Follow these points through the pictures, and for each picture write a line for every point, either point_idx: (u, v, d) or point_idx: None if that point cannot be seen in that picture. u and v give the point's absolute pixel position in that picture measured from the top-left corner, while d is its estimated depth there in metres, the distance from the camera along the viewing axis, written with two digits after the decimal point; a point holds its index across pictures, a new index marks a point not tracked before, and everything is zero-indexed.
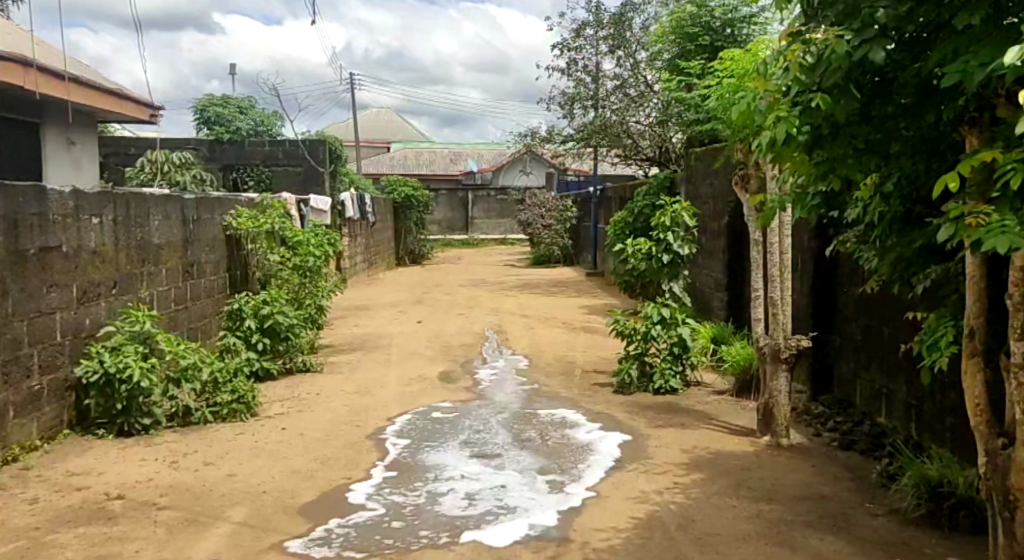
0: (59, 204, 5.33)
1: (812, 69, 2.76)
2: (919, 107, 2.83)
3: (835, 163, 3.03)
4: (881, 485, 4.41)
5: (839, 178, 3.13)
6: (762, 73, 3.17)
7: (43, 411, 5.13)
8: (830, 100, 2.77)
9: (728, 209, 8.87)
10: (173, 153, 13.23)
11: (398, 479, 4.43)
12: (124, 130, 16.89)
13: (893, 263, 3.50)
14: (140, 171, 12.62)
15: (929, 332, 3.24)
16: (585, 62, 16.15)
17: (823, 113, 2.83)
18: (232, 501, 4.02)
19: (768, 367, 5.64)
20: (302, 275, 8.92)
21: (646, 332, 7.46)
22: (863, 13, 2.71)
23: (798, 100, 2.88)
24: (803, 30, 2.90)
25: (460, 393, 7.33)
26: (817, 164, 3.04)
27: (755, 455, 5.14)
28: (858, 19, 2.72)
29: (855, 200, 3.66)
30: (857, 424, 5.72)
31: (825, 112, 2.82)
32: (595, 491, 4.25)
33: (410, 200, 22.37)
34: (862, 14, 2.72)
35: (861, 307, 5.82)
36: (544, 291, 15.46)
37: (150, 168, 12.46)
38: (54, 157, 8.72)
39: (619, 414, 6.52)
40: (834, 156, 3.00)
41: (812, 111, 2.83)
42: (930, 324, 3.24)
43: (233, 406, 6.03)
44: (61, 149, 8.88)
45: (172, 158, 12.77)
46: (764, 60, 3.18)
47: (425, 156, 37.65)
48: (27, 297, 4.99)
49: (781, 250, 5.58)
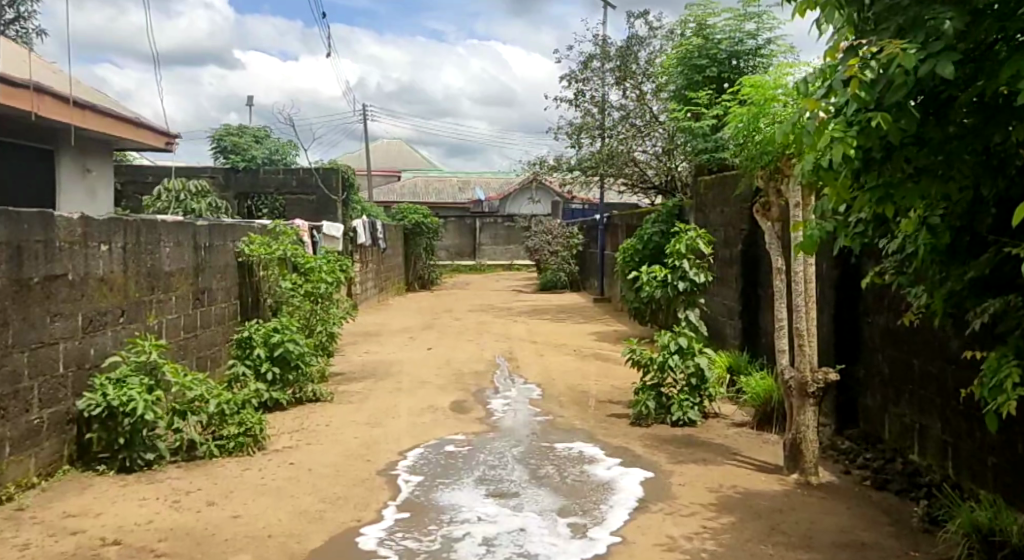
0: (66, 230, 5.16)
1: (871, 87, 2.66)
2: (985, 128, 2.73)
3: (890, 189, 2.89)
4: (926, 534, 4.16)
5: (892, 207, 2.99)
6: (806, 93, 3.07)
7: (42, 446, 4.93)
8: (891, 118, 2.64)
9: (741, 236, 8.66)
10: (190, 181, 13.11)
11: (410, 522, 4.21)
12: (138, 158, 16.83)
13: (944, 299, 3.31)
14: (157, 199, 12.50)
15: (989, 373, 3.01)
16: (593, 93, 16.02)
17: (881, 133, 2.72)
18: (235, 547, 3.80)
19: (795, 402, 5.40)
20: (313, 301, 8.72)
21: (664, 362, 7.21)
22: (927, 26, 2.62)
23: (853, 120, 2.77)
24: (860, 44, 2.79)
25: (473, 424, 7.10)
26: (870, 190, 2.97)
27: (786, 495, 4.89)
28: (922, 30, 2.63)
29: (899, 230, 3.52)
30: (889, 460, 5.46)
31: (882, 132, 2.71)
32: (620, 536, 4.02)
33: (421, 226, 22.26)
34: (926, 25, 2.63)
35: (889, 337, 5.58)
36: (553, 317, 15.25)
37: (166, 197, 12.35)
38: (69, 185, 8.62)
39: (637, 448, 6.27)
40: (890, 181, 2.88)
41: (870, 131, 2.72)
42: (990, 364, 3.01)
43: (240, 439, 5.82)
44: (77, 177, 8.77)
45: (189, 186, 12.64)
46: (808, 80, 3.08)
47: (434, 185, 37.63)
48: (29, 327, 4.80)
49: (806, 279, 5.38)
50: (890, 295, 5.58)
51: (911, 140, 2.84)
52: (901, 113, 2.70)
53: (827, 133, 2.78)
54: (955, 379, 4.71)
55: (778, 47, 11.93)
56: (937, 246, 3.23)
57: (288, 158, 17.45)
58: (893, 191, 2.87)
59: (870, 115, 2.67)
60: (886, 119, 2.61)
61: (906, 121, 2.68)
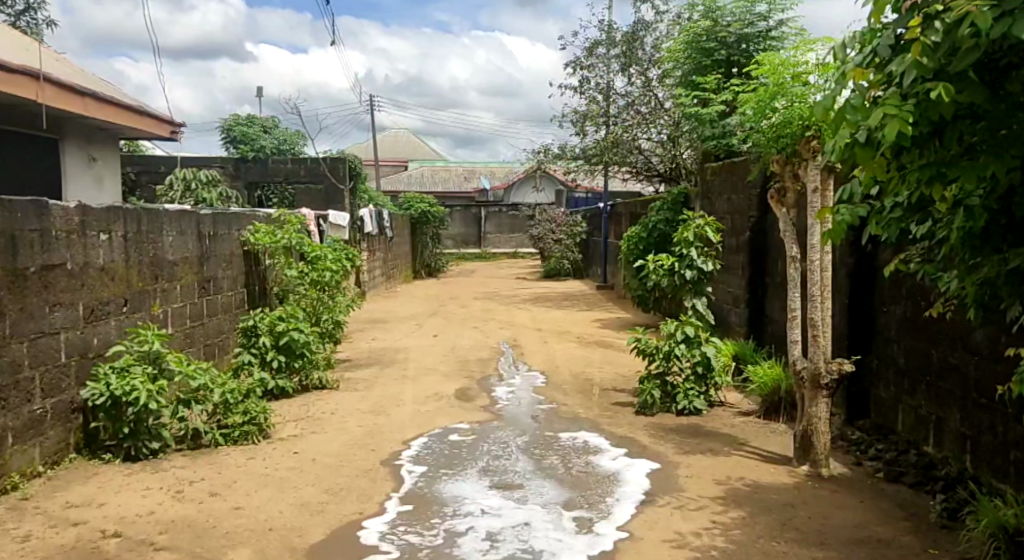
0: (63, 219, 5.09)
1: (935, 52, 2.68)
2: None
3: (942, 166, 2.88)
4: (953, 534, 4.06)
5: (939, 189, 2.99)
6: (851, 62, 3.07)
7: (46, 436, 4.87)
8: (951, 89, 2.64)
9: (749, 224, 8.53)
10: (201, 171, 13.04)
11: (414, 515, 4.15)
12: (150, 147, 16.80)
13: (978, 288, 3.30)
14: (168, 188, 12.46)
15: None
16: (597, 81, 15.88)
17: (938, 106, 2.73)
18: (236, 541, 3.74)
19: (807, 393, 5.33)
20: (319, 290, 8.73)
21: (669, 351, 7.16)
22: None
23: (909, 92, 2.77)
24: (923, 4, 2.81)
25: (477, 413, 7.02)
26: (920, 167, 2.92)
27: (798, 489, 4.81)
28: None
29: (933, 216, 3.51)
30: (902, 452, 5.40)
31: (941, 103, 2.71)
32: (628, 531, 3.95)
33: (427, 216, 22.12)
34: None
35: (906, 327, 5.51)
36: (557, 304, 15.18)
37: (178, 186, 12.34)
38: (77, 176, 8.58)
39: (644, 438, 6.19)
40: (941, 157, 2.88)
41: (927, 103, 2.72)
42: None
43: (246, 428, 5.74)
44: (84, 167, 8.73)
45: (200, 174, 12.56)
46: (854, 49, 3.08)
47: (440, 174, 37.54)
48: (27, 317, 4.74)
49: (823, 268, 5.28)
50: (908, 284, 5.52)
51: (965, 114, 2.85)
52: (961, 83, 2.71)
53: (880, 109, 2.76)
54: (980, 367, 4.70)
55: (790, 30, 11.74)
56: (973, 231, 3.23)
57: (296, 148, 17.34)
58: (945, 168, 2.87)
59: (930, 85, 2.67)
60: (950, 88, 2.61)
61: (968, 91, 2.69)
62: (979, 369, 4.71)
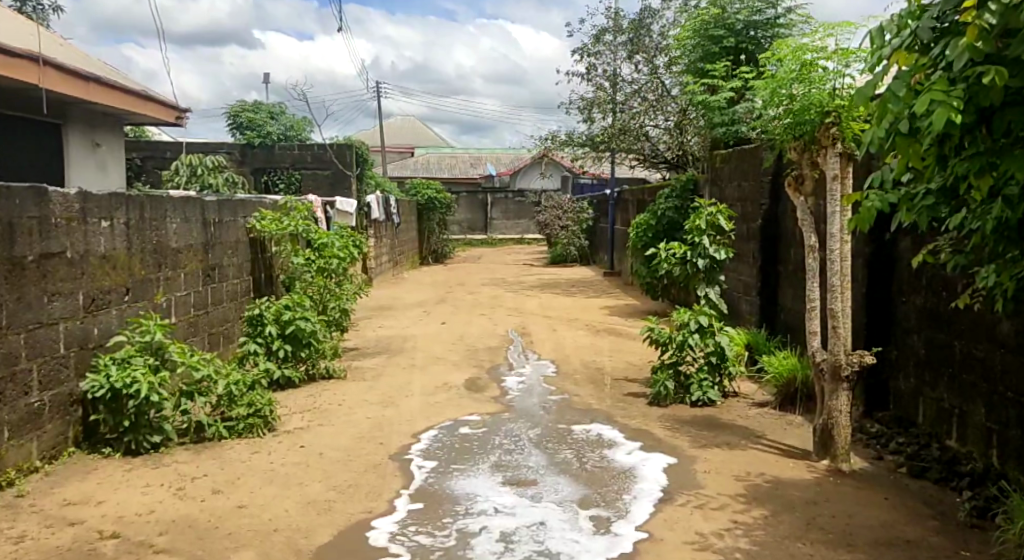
0: (63, 206, 4.94)
1: (990, 35, 2.52)
2: None
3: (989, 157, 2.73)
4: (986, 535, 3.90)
5: (985, 180, 2.83)
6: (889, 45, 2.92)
7: (45, 430, 4.75)
8: (1007, 74, 2.49)
9: (761, 211, 8.30)
10: (206, 156, 12.87)
11: (425, 514, 4.01)
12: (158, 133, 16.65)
13: None
14: (175, 174, 12.29)
15: None
16: (604, 67, 15.63)
17: (991, 93, 2.57)
18: (240, 543, 3.60)
19: (827, 385, 5.15)
20: (326, 278, 8.50)
21: (682, 341, 6.98)
22: None
23: (959, 77, 2.62)
24: None
25: (487, 404, 6.87)
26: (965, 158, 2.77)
27: (820, 485, 4.66)
28: None
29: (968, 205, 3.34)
30: (924, 446, 5.23)
31: (996, 88, 2.55)
32: (646, 532, 3.81)
33: (433, 202, 21.95)
34: None
35: (927, 318, 5.34)
36: (565, 291, 15.01)
37: (185, 172, 12.16)
38: (80, 162, 8.42)
39: (657, 431, 6.04)
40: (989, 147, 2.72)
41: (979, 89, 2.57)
42: None
43: (250, 420, 5.60)
44: (88, 153, 8.57)
45: (207, 160, 12.40)
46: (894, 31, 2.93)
47: (446, 160, 37.32)
48: (26, 307, 4.60)
49: (842, 257, 5.09)
50: (928, 273, 5.35)
51: (1016, 100, 2.69)
52: (1017, 67, 2.57)
53: (926, 95, 2.61)
54: (1006, 360, 4.54)
55: (797, 17, 11.52)
56: (1010, 222, 3.08)
57: (302, 134, 17.17)
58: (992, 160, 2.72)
59: (982, 69, 2.52)
60: (1004, 73, 2.47)
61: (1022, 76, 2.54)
62: (1005, 362, 4.54)
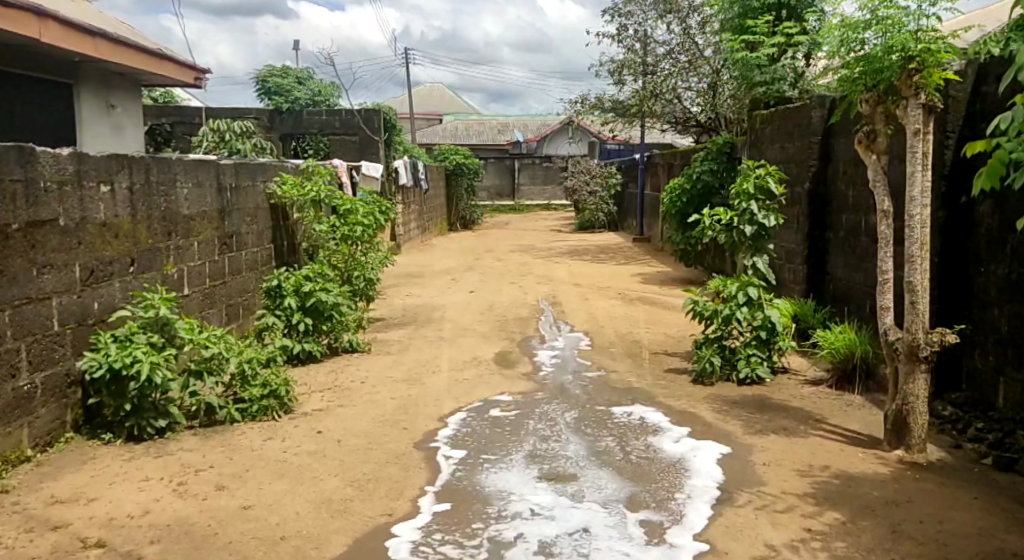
0: (54, 168, 4.49)
1: None
2: None
3: None
4: None
5: None
6: None
7: (38, 414, 4.34)
8: None
9: (810, 174, 7.63)
10: (233, 122, 12.43)
11: (452, 518, 3.55)
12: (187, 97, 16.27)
13: None
14: (201, 140, 11.89)
15: None
16: (636, 28, 14.85)
17: None
18: (242, 554, 3.18)
19: (901, 367, 4.60)
20: (351, 245, 8.02)
21: (729, 314, 6.44)
22: None
23: None
24: None
25: (519, 382, 6.38)
26: None
27: (898, 481, 4.13)
28: None
29: None
30: (1009, 433, 4.65)
31: None
32: (707, 544, 3.33)
33: (462, 167, 21.36)
34: None
35: (1014, 291, 4.74)
36: (595, 258, 14.46)
37: (212, 138, 11.71)
38: (93, 123, 7.96)
39: (706, 414, 5.51)
40: None
41: None
42: None
43: (264, 402, 5.16)
44: (101, 114, 8.10)
45: (235, 126, 11.92)
46: None
47: (474, 126, 36.64)
48: (10, 281, 4.17)
49: (923, 224, 4.52)
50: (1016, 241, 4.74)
51: None
52: None
53: None
54: None
55: None
56: None
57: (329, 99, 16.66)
58: None
59: None
60: None
61: None
62: None
